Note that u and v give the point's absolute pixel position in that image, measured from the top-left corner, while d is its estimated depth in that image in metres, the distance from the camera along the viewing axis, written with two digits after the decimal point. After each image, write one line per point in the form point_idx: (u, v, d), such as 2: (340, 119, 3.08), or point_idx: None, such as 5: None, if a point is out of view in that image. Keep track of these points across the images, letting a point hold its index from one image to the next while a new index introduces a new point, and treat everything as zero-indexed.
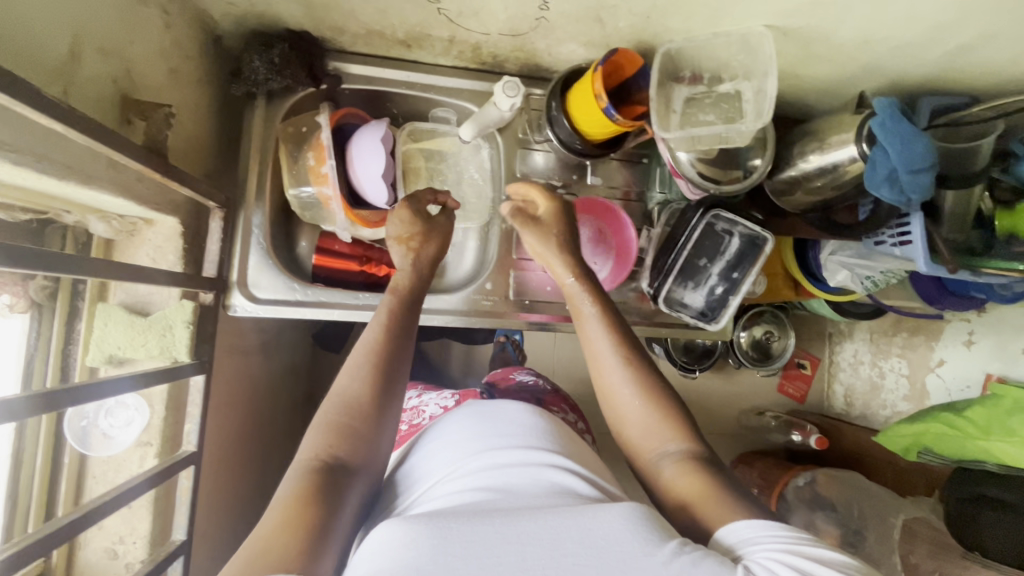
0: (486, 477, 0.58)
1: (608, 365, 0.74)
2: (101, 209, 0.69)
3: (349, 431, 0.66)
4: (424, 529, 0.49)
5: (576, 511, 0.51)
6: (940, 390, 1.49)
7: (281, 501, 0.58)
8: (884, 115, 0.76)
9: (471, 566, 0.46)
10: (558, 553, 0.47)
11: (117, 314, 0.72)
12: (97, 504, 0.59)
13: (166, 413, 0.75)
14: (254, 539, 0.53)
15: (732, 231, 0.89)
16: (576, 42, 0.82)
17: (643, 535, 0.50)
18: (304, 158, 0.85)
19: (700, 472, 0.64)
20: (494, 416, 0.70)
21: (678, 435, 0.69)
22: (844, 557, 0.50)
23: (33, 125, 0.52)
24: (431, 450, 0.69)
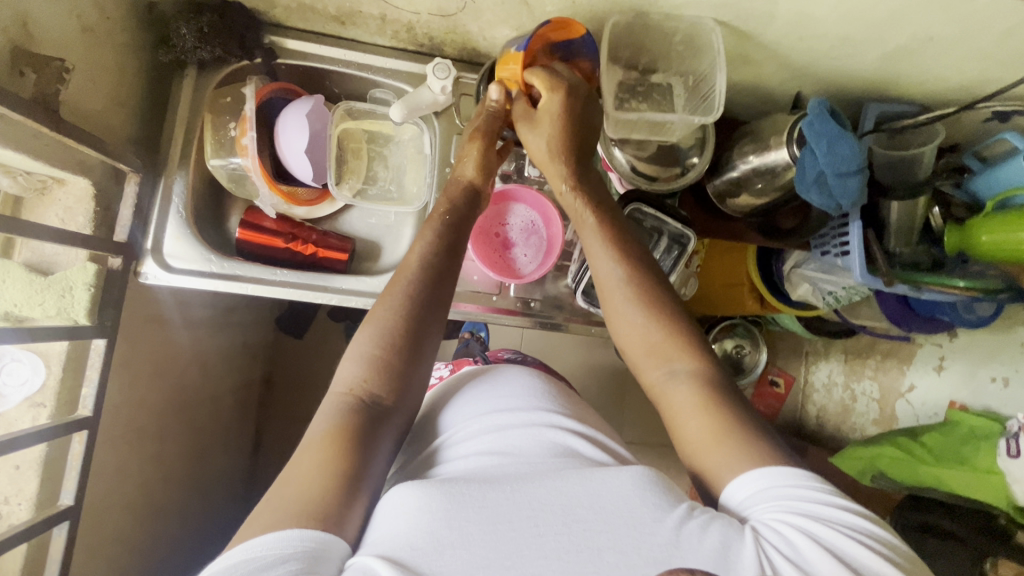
0: (498, 443, 0.62)
1: (617, 292, 0.71)
2: (4, 164, 0.68)
3: (386, 368, 0.64)
4: (435, 493, 0.53)
5: (587, 477, 0.54)
6: (909, 415, 1.44)
7: (316, 436, 0.59)
8: (812, 117, 0.73)
9: (485, 530, 0.50)
10: (569, 520, 0.51)
11: (15, 271, 0.71)
12: None
13: (64, 373, 0.74)
14: (288, 483, 0.55)
15: (661, 229, 0.86)
16: (508, 26, 0.81)
17: (652, 500, 0.53)
18: (230, 129, 0.86)
19: (706, 405, 0.63)
20: (506, 381, 0.74)
21: (686, 356, 0.66)
22: (859, 524, 0.52)
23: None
24: (453, 410, 0.72)
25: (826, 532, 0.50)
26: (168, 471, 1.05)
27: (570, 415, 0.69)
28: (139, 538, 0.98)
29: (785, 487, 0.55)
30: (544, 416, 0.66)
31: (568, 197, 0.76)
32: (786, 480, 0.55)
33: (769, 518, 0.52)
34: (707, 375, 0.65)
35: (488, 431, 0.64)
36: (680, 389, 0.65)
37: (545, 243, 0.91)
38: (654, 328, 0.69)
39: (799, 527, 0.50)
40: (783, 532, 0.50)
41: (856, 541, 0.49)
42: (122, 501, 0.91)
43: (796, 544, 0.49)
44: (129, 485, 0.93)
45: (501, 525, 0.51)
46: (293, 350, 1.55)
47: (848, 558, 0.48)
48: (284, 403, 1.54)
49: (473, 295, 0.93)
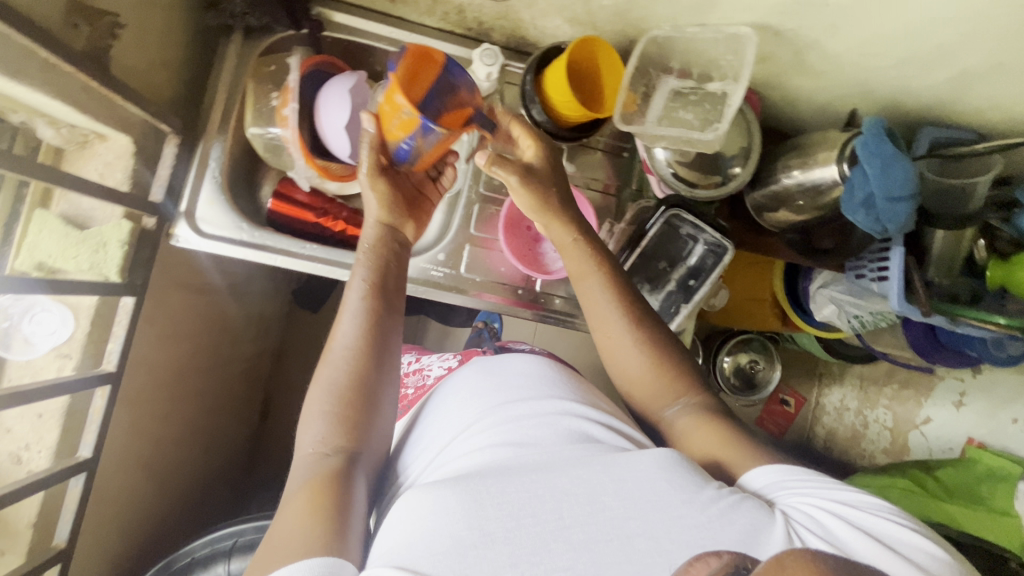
0: (503, 431, 0.60)
1: (615, 329, 0.75)
2: (50, 115, 0.68)
3: (349, 422, 0.64)
4: (450, 493, 0.52)
5: (608, 464, 0.55)
6: (922, 447, 1.42)
7: (301, 494, 0.58)
8: (868, 137, 0.71)
9: (508, 527, 0.50)
10: (595, 509, 0.51)
11: (53, 223, 0.72)
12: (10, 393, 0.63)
13: (91, 328, 0.75)
14: (279, 535, 0.54)
15: (697, 237, 0.84)
16: (560, 17, 0.79)
17: (678, 482, 0.54)
18: (270, 97, 0.84)
19: (708, 419, 0.68)
20: (505, 365, 0.73)
21: (688, 389, 0.72)
22: (873, 499, 0.56)
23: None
24: (447, 400, 0.72)
25: (848, 509, 0.54)
26: (181, 433, 1.07)
27: (584, 398, 0.69)
28: (148, 496, 0.99)
29: (802, 477, 0.59)
30: (559, 403, 0.65)
31: (582, 247, 0.77)
32: (800, 472, 0.59)
33: (793, 501, 0.56)
34: (707, 405, 0.71)
35: (492, 421, 0.63)
36: (687, 419, 0.69)
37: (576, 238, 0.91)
38: (647, 358, 0.73)
39: (824, 509, 0.54)
40: (811, 515, 0.53)
41: (872, 514, 0.53)
42: (134, 460, 0.92)
43: (822, 521, 0.53)
44: (143, 442, 0.94)
45: (526, 519, 0.50)
46: (307, 324, 1.56)
47: (871, 531, 0.52)
48: (294, 375, 1.55)
49: (499, 286, 0.91)
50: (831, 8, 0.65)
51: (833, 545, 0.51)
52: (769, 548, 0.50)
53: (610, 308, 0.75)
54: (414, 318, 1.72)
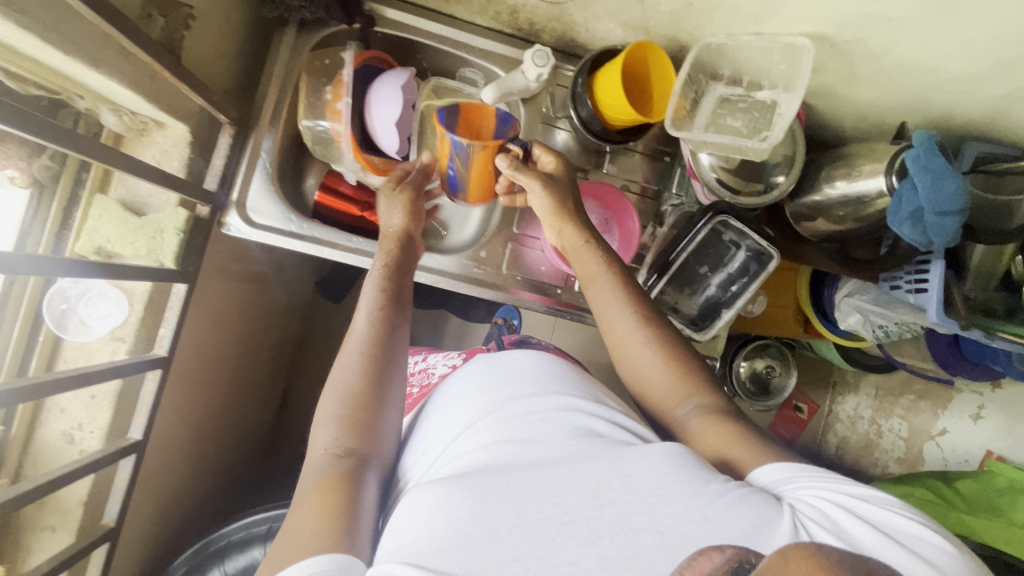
0: (506, 428, 0.61)
1: (626, 330, 0.75)
2: (115, 102, 0.69)
3: (357, 423, 0.65)
4: (455, 490, 0.52)
5: (613, 461, 0.55)
6: (936, 458, 1.44)
7: (311, 495, 0.58)
8: (920, 149, 0.71)
9: (513, 522, 0.50)
10: (599, 505, 0.51)
11: (113, 208, 0.73)
12: (80, 373, 0.65)
13: (144, 313, 0.76)
14: (292, 531, 0.55)
15: (739, 243, 0.85)
16: (614, 21, 0.80)
17: (686, 476, 0.53)
18: (323, 92, 0.85)
19: (716, 417, 0.69)
20: (509, 362, 0.73)
21: (700, 392, 0.72)
22: (882, 494, 0.55)
23: (63, 4, 0.51)
24: (450, 399, 0.72)
25: (858, 503, 0.53)
26: (214, 418, 1.08)
27: (587, 394, 0.68)
28: (182, 479, 1.01)
29: (807, 473, 0.59)
30: (561, 399, 0.65)
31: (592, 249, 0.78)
32: (810, 470, 0.59)
33: (802, 496, 0.55)
34: (718, 405, 0.71)
35: (494, 417, 0.63)
36: (698, 417, 0.70)
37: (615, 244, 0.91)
38: (656, 354, 0.73)
39: (832, 502, 0.53)
40: (819, 507, 0.53)
41: (881, 507, 0.53)
42: (173, 444, 0.94)
43: (832, 514, 0.52)
44: (181, 428, 0.96)
45: (529, 516, 0.50)
46: (329, 314, 1.57)
47: (881, 524, 0.51)
48: (315, 364, 1.56)
49: (538, 284, 0.93)
50: (893, 23, 0.65)
51: (842, 538, 0.50)
52: (775, 541, 0.49)
53: (625, 309, 0.75)
54: (434, 312, 1.73)
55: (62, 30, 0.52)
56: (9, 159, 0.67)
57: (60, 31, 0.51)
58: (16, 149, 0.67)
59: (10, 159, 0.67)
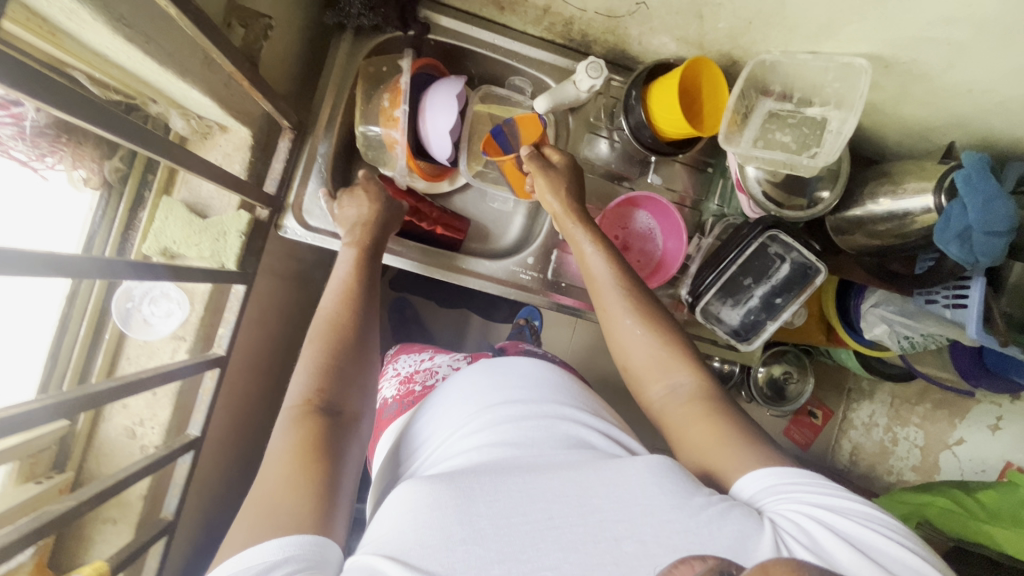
0: (502, 431, 0.59)
1: (610, 300, 0.74)
2: (185, 107, 0.71)
3: (341, 377, 0.62)
4: (445, 490, 0.50)
5: (598, 470, 0.53)
6: (952, 468, 1.39)
7: (282, 450, 0.54)
8: (969, 169, 0.73)
9: (498, 526, 0.48)
10: (584, 512, 0.50)
11: (178, 210, 0.75)
12: (139, 377, 0.61)
13: (204, 312, 0.78)
14: (260, 495, 0.51)
15: (784, 256, 0.86)
16: (669, 36, 0.81)
17: (670, 487, 0.52)
18: (379, 98, 0.86)
19: (702, 409, 0.64)
20: (509, 366, 0.71)
21: (686, 369, 0.68)
22: (867, 508, 0.53)
23: (163, 16, 0.52)
24: (443, 401, 0.70)
25: (840, 520, 0.51)
26: (256, 415, 1.10)
27: (584, 404, 0.67)
28: (224, 474, 1.02)
29: (790, 482, 0.56)
30: (554, 406, 0.64)
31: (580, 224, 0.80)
32: (796, 475, 0.56)
33: (783, 509, 0.53)
34: (707, 388, 0.67)
35: (491, 421, 0.61)
36: (680, 400, 0.66)
37: (659, 252, 0.93)
38: (652, 344, 0.70)
39: (813, 517, 0.51)
40: (800, 523, 0.51)
41: (862, 523, 0.51)
42: (217, 440, 0.95)
43: (811, 530, 0.50)
44: (225, 424, 0.97)
45: (513, 519, 0.49)
46: None
47: (860, 542, 0.49)
48: None
49: (580, 290, 0.94)
50: (954, 47, 0.67)
51: (818, 557, 0.48)
52: (756, 556, 0.47)
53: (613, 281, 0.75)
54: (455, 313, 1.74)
55: (155, 38, 0.52)
56: (83, 160, 0.69)
57: (155, 39, 0.52)
58: (89, 151, 0.69)
59: (84, 160, 0.69)
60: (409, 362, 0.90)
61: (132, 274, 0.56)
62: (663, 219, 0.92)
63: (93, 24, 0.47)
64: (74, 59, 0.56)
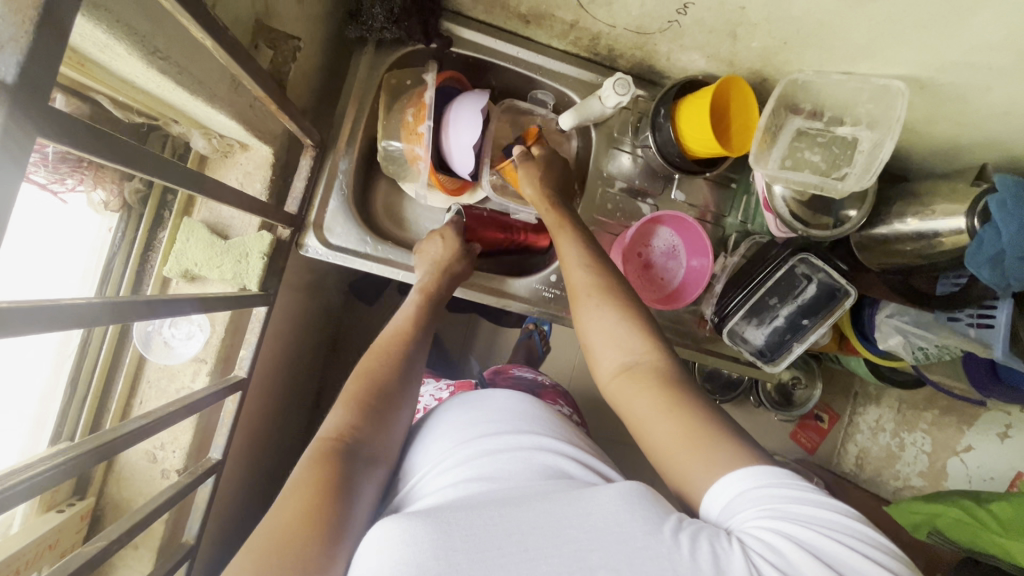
0: (481, 464, 0.57)
1: (584, 297, 0.71)
2: (207, 127, 0.69)
3: (376, 416, 0.62)
4: (421, 526, 0.47)
5: (573, 497, 0.50)
6: (960, 474, 1.34)
7: (299, 482, 0.53)
8: (1005, 194, 0.72)
9: (473, 560, 0.44)
10: (559, 541, 0.46)
11: (200, 231, 0.74)
12: (161, 415, 0.59)
13: (225, 334, 0.77)
14: (267, 529, 0.48)
15: (812, 276, 0.86)
16: (699, 53, 0.80)
17: (641, 513, 0.48)
18: (402, 110, 0.84)
19: (670, 400, 0.59)
20: (488, 400, 0.69)
21: (645, 348, 0.65)
22: (852, 526, 0.47)
23: (193, 43, 0.50)
24: (428, 439, 0.67)
25: (816, 536, 0.45)
26: (269, 429, 1.08)
27: (556, 432, 0.65)
28: (240, 489, 1.00)
29: (765, 489, 0.50)
30: (533, 438, 0.61)
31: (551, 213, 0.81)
32: (774, 482, 0.51)
33: (755, 523, 0.47)
34: (667, 371, 0.63)
35: (471, 455, 0.59)
36: (638, 385, 0.62)
37: (683, 270, 0.92)
38: (618, 337, 0.66)
39: (786, 533, 0.46)
40: (770, 538, 0.45)
41: (842, 544, 0.45)
42: (237, 454, 0.95)
43: (783, 548, 0.44)
44: (244, 440, 0.96)
45: (489, 551, 0.45)
46: None
47: (837, 565, 0.44)
48: None
49: None
50: (996, 73, 0.65)
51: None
52: None
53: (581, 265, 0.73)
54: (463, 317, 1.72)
55: (183, 64, 0.50)
56: (103, 182, 0.67)
57: (184, 67, 0.50)
58: (109, 174, 0.68)
59: (104, 182, 0.68)
60: None
61: (167, 311, 0.56)
62: (687, 234, 0.90)
63: (126, 57, 0.45)
64: (100, 85, 0.55)
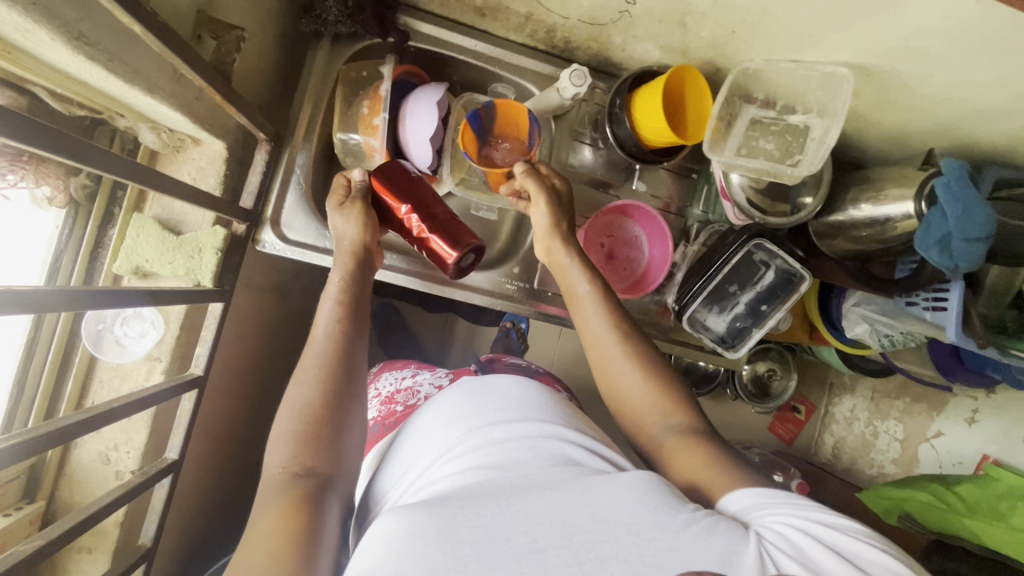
0: (485, 454, 0.55)
1: (607, 346, 0.73)
2: (155, 120, 0.68)
3: (320, 441, 0.59)
4: (427, 517, 0.46)
5: (584, 484, 0.50)
6: (931, 460, 1.35)
7: (266, 517, 0.53)
8: (950, 176, 0.74)
9: (480, 551, 0.44)
10: (569, 531, 0.46)
11: (151, 226, 0.73)
12: (111, 407, 0.59)
13: (180, 332, 0.75)
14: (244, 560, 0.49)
15: (770, 263, 0.87)
16: (653, 43, 0.81)
17: (654, 504, 0.48)
18: (359, 104, 0.83)
19: (698, 445, 0.63)
20: (493, 390, 0.67)
21: (678, 410, 0.67)
22: (857, 524, 0.51)
23: (119, 26, 0.50)
24: (420, 431, 0.66)
25: (833, 532, 0.48)
26: (238, 431, 1.07)
27: (566, 421, 0.63)
28: (206, 495, 0.98)
29: (775, 496, 0.54)
30: (539, 426, 0.60)
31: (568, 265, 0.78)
32: (778, 495, 0.55)
33: (771, 522, 0.50)
34: (697, 427, 0.66)
35: (477, 446, 0.57)
36: (670, 437, 0.65)
37: (644, 261, 0.93)
38: (645, 385, 0.69)
39: (804, 527, 0.49)
40: (789, 532, 0.48)
41: (854, 536, 0.48)
42: (203, 457, 0.93)
43: (802, 540, 0.47)
44: (209, 442, 0.94)
45: (498, 544, 0.45)
46: None
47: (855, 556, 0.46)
48: None
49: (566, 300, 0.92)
50: (933, 58, 0.67)
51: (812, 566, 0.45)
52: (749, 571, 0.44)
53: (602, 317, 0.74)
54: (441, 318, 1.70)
55: (109, 48, 0.50)
56: (47, 177, 0.67)
57: (110, 52, 0.50)
58: (53, 169, 0.67)
59: (48, 178, 0.67)
60: (391, 380, 0.92)
61: (104, 302, 0.55)
62: (650, 225, 0.91)
63: (50, 42, 0.45)
64: (34, 76, 0.54)
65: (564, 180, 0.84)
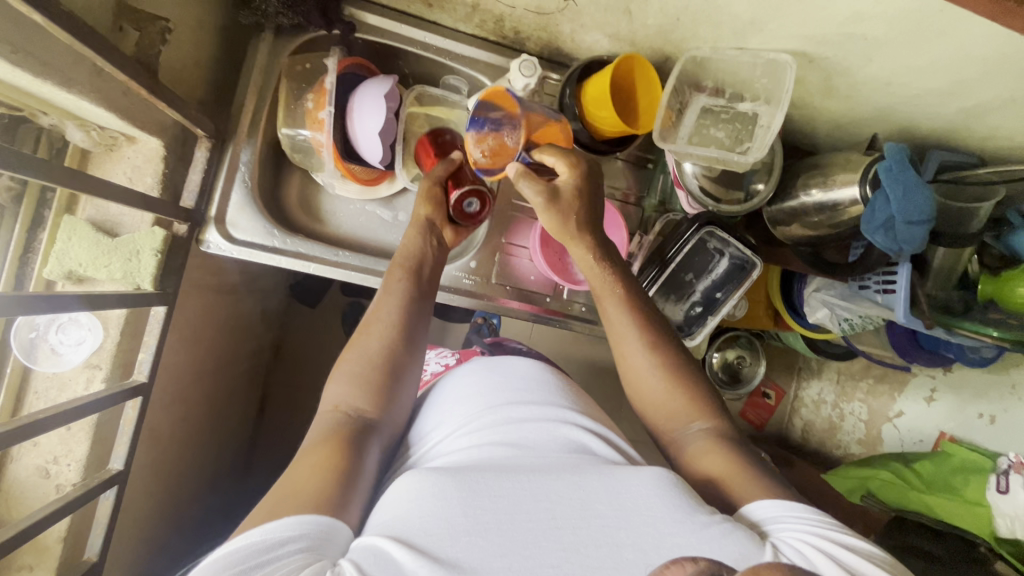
0: (503, 431, 0.59)
1: (631, 347, 0.73)
2: (81, 117, 0.65)
3: (372, 387, 0.65)
4: (451, 482, 0.50)
5: (607, 473, 0.54)
6: (893, 440, 1.38)
7: (310, 445, 0.59)
8: (891, 161, 0.75)
9: (503, 519, 0.49)
10: (587, 514, 0.50)
11: (83, 229, 0.69)
12: (36, 417, 0.57)
13: (121, 338, 0.72)
14: (288, 479, 0.54)
15: (723, 251, 0.89)
16: (601, 33, 0.80)
17: (672, 502, 0.52)
18: (304, 99, 0.81)
19: (720, 448, 0.65)
20: (518, 369, 0.70)
21: (700, 415, 0.69)
22: (869, 547, 0.53)
23: (14, 12, 0.48)
24: (444, 400, 0.69)
25: (845, 554, 0.51)
26: (196, 438, 1.03)
27: (582, 407, 0.67)
28: (159, 509, 0.94)
29: (793, 512, 0.56)
30: (559, 411, 0.63)
31: (597, 271, 0.75)
32: (798, 509, 0.56)
33: (788, 539, 0.52)
34: (724, 432, 0.68)
35: (495, 421, 0.61)
36: (696, 443, 0.67)
37: None
38: (668, 391, 0.71)
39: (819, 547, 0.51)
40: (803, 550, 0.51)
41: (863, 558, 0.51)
42: (154, 468, 0.89)
43: (814, 560, 0.50)
44: (163, 451, 0.91)
45: (518, 514, 0.49)
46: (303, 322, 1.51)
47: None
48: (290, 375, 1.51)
49: (524, 293, 0.93)
50: (868, 43, 0.67)
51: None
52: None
53: (626, 321, 0.74)
54: None
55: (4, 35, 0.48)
56: None
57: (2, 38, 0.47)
58: None
59: None
60: None
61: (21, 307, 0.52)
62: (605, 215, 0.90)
63: None
64: None
65: (579, 169, 0.72)
